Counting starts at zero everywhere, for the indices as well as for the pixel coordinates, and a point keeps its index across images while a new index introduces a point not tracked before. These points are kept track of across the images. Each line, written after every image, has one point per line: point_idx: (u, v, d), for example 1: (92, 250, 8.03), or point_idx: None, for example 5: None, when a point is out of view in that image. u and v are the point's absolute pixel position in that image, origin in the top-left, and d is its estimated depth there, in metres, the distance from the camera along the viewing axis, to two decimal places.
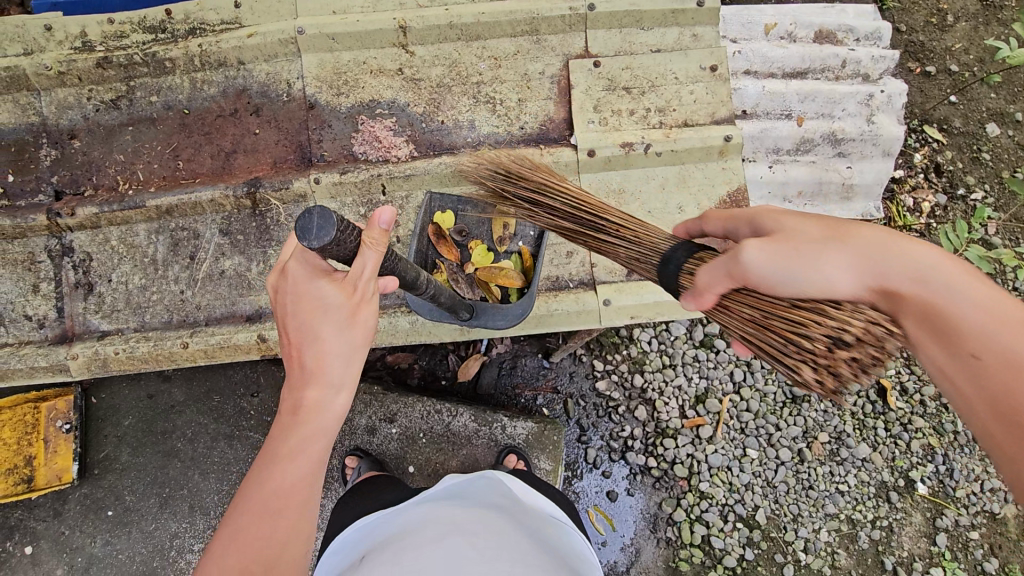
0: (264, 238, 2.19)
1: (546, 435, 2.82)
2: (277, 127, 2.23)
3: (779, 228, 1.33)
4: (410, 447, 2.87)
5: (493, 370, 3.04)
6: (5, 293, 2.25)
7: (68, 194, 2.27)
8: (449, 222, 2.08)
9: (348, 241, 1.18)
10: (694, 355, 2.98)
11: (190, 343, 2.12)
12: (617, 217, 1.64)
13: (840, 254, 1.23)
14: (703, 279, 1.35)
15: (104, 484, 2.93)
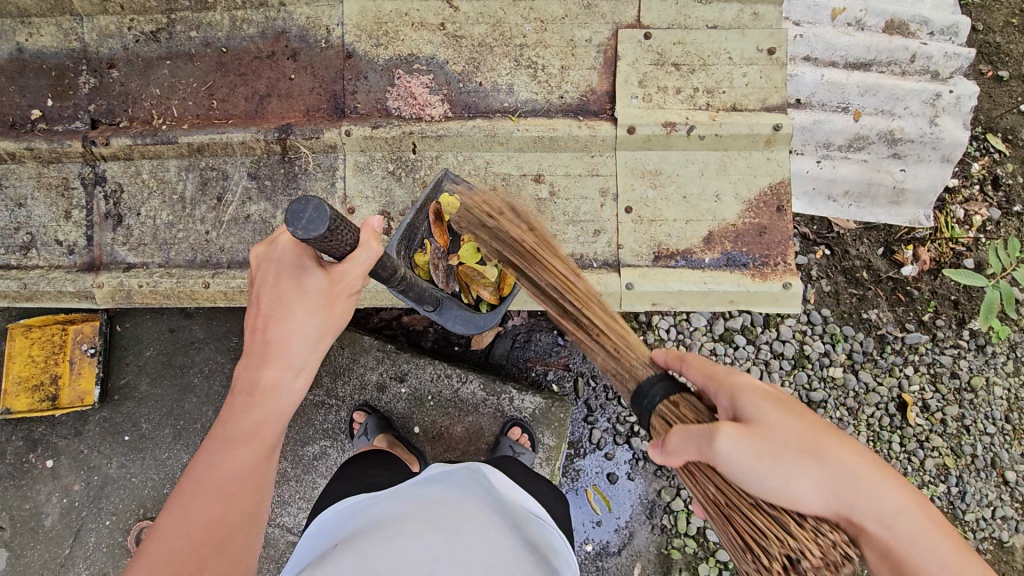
0: (291, 186, 2.17)
1: (552, 412, 2.87)
2: (313, 73, 2.16)
3: (762, 416, 1.25)
4: (417, 408, 2.95)
5: (506, 342, 3.04)
6: (40, 217, 2.31)
7: (103, 125, 2.27)
8: (451, 207, 1.93)
9: (339, 235, 1.19)
10: (712, 349, 2.94)
11: (211, 283, 2.16)
12: (599, 319, 1.69)
13: (807, 465, 1.19)
14: (676, 444, 1.28)
15: (123, 409, 3.04)
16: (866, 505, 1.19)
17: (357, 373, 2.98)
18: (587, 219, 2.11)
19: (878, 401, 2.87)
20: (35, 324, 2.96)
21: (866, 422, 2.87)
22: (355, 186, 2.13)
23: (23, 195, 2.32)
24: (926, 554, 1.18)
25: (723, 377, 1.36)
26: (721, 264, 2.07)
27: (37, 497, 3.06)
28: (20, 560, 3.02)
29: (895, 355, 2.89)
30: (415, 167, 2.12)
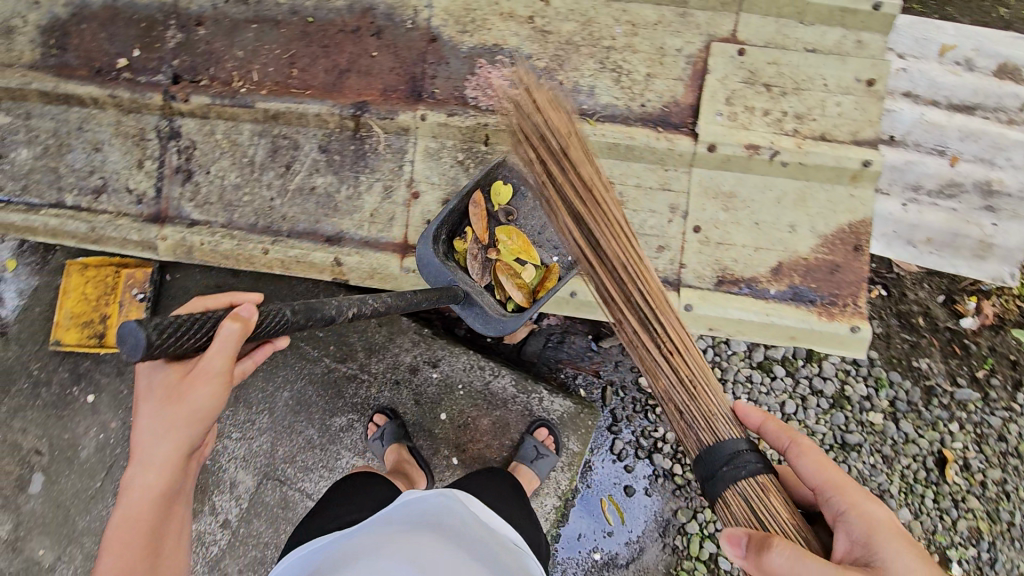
0: (359, 163, 2.17)
1: (579, 418, 3.08)
2: (395, 53, 2.13)
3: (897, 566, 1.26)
4: (448, 395, 3.23)
5: (540, 342, 3.25)
6: (113, 163, 2.37)
7: (184, 80, 2.28)
8: (503, 196, 2.03)
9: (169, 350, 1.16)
10: (748, 376, 2.85)
11: (270, 250, 2.22)
12: (676, 337, 1.63)
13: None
14: (781, 564, 1.27)
15: None
16: None
17: (392, 352, 3.25)
18: (651, 233, 2.05)
19: (916, 454, 2.76)
20: (91, 265, 3.21)
21: (900, 473, 2.76)
22: (423, 170, 2.13)
23: (100, 140, 2.37)
24: None
25: (862, 509, 1.35)
26: (786, 297, 2.00)
27: (77, 428, 3.26)
28: (55, 486, 3.21)
29: (942, 409, 2.78)
30: (485, 159, 2.10)
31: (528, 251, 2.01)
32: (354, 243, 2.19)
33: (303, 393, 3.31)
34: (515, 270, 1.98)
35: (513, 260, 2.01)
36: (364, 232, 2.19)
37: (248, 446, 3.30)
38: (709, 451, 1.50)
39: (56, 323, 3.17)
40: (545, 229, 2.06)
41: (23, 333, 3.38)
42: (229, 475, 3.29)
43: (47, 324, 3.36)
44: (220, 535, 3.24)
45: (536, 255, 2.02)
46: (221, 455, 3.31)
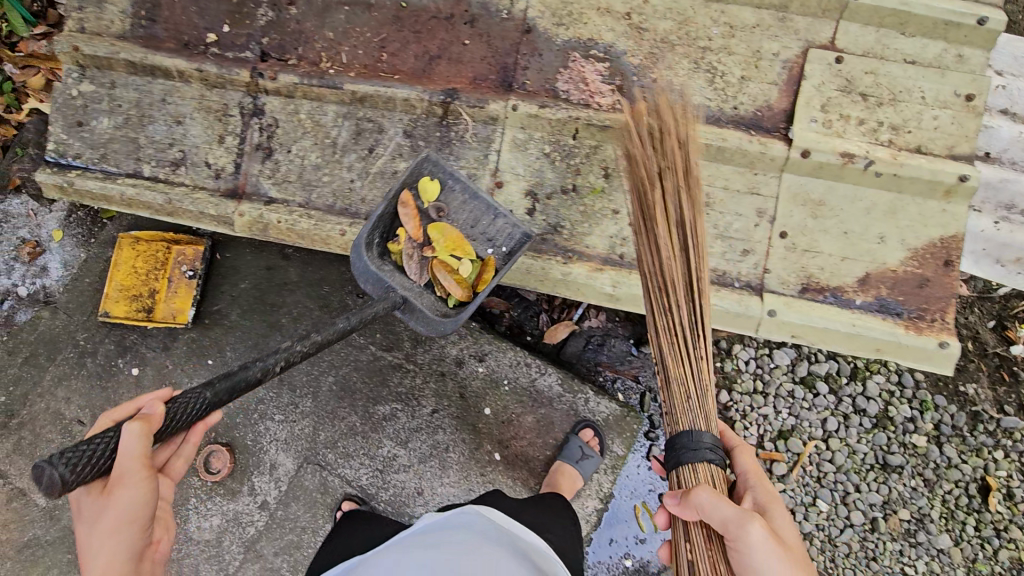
0: (443, 150, 2.17)
1: (625, 420, 3.20)
2: (487, 42, 2.13)
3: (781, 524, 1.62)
4: (492, 391, 3.27)
5: (580, 343, 3.45)
6: (194, 137, 2.39)
7: (272, 59, 2.30)
8: (431, 192, 2.06)
9: (87, 468, 1.45)
10: (792, 390, 2.97)
11: (348, 232, 2.24)
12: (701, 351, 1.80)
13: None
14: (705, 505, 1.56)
15: (210, 334, 3.41)
16: None
17: (439, 345, 3.32)
18: (736, 236, 2.03)
19: (959, 479, 2.85)
20: (142, 240, 3.32)
21: (941, 498, 2.86)
22: (508, 161, 2.13)
23: (182, 113, 2.39)
24: None
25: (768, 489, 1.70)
26: (871, 308, 1.98)
27: (120, 399, 3.38)
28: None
29: (987, 437, 2.87)
30: (571, 153, 2.10)
31: (462, 247, 2.07)
32: None
33: (346, 378, 3.33)
34: (452, 268, 2.05)
35: (447, 256, 2.08)
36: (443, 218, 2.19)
37: (289, 429, 3.29)
38: (688, 436, 1.70)
39: (105, 295, 3.28)
40: (477, 222, 2.10)
41: (72, 303, 3.47)
42: (269, 456, 3.27)
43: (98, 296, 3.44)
44: (257, 516, 3.22)
45: (471, 250, 2.08)
46: (263, 437, 3.28)
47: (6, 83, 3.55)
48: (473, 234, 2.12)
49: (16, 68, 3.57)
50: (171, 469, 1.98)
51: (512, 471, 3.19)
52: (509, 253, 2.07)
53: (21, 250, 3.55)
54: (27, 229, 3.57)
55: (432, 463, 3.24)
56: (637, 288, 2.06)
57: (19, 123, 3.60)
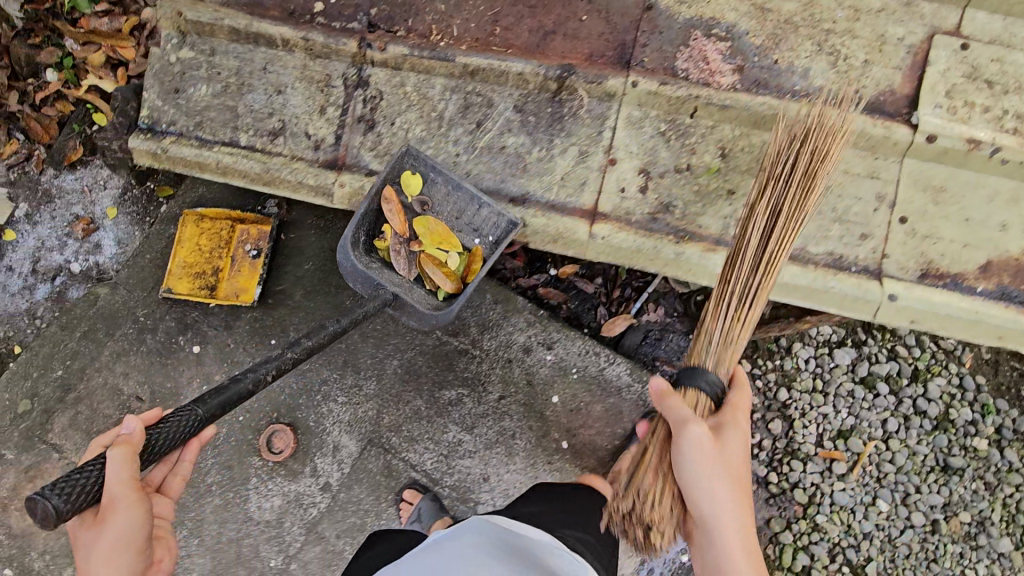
0: (555, 126, 2.15)
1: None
2: (606, 19, 2.12)
3: (726, 442, 1.77)
4: (559, 377, 3.25)
5: (637, 334, 3.55)
6: (294, 107, 2.36)
7: (381, 30, 2.29)
8: (414, 187, 2.21)
9: (80, 496, 1.69)
10: (852, 391, 3.60)
11: (453, 203, 2.21)
12: (737, 319, 1.88)
13: (729, 497, 1.75)
14: (670, 403, 1.80)
15: (274, 315, 3.37)
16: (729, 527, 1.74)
17: (507, 330, 3.28)
18: (855, 220, 2.00)
19: (1015, 483, 3.49)
20: (207, 217, 3.36)
21: (998, 502, 3.48)
22: (623, 138, 2.11)
23: (283, 83, 2.37)
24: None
25: (739, 421, 1.81)
26: (993, 296, 1.97)
27: (179, 378, 3.32)
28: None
29: None
30: (687, 132, 2.08)
31: (447, 240, 2.23)
32: (540, 205, 2.17)
33: (411, 362, 3.29)
34: (440, 261, 2.21)
35: (434, 250, 2.24)
36: (551, 195, 2.17)
37: (352, 411, 3.25)
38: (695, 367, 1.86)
39: (168, 271, 3.29)
40: (461, 213, 2.24)
41: (132, 278, 3.42)
42: (332, 438, 3.23)
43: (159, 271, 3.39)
44: (319, 498, 3.18)
45: (457, 243, 2.24)
46: (325, 419, 3.24)
47: (68, 59, 3.60)
48: (459, 225, 2.27)
49: (77, 44, 3.59)
50: (167, 488, 2.13)
51: (580, 460, 3.18)
52: (495, 242, 2.21)
53: (75, 226, 3.59)
54: (81, 206, 3.60)
55: (498, 450, 3.21)
56: None
57: (77, 99, 3.64)
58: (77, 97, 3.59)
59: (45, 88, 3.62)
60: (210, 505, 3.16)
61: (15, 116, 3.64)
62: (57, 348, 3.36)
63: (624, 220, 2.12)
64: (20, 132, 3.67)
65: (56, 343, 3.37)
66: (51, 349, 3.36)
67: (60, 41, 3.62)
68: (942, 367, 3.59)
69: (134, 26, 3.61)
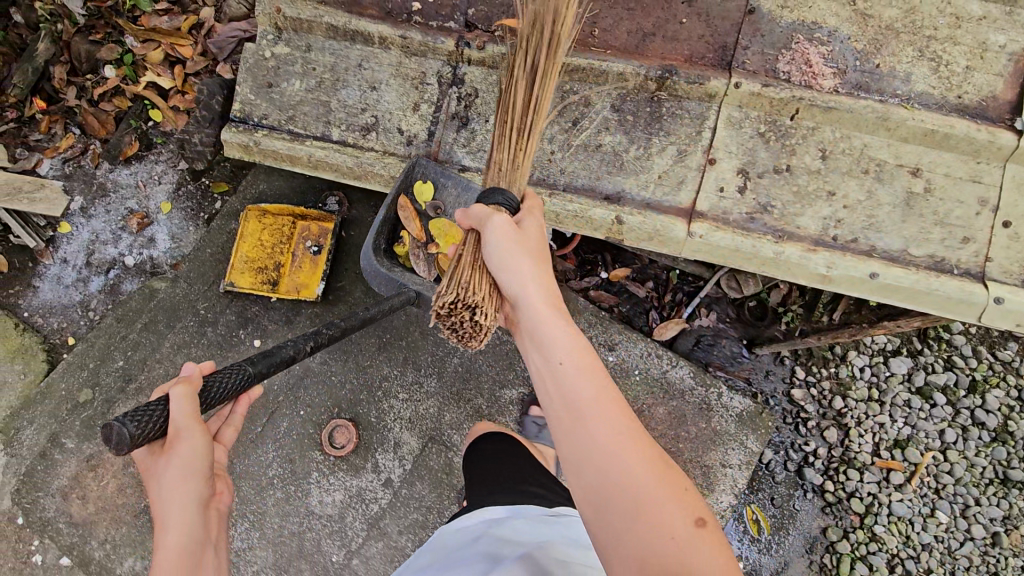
0: (653, 126, 2.18)
1: (759, 417, 3.17)
2: (706, 22, 2.14)
3: (525, 229, 1.70)
4: (622, 379, 3.26)
5: (691, 339, 3.60)
6: (388, 104, 2.40)
7: (478, 30, 2.33)
8: (426, 193, 2.33)
9: (150, 422, 1.48)
10: (908, 400, 3.60)
11: (547, 202, 2.23)
12: (513, 152, 1.83)
13: (536, 280, 1.62)
14: (470, 211, 1.72)
15: (334, 310, 3.36)
16: (552, 309, 1.59)
17: None
18: (956, 224, 2.02)
19: None
20: (269, 212, 3.35)
21: None
22: (723, 138, 2.13)
23: (378, 79, 2.40)
24: (574, 369, 1.48)
25: (535, 218, 1.75)
26: None
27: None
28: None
29: None
30: (788, 133, 2.10)
31: (462, 239, 2.31)
32: (636, 203, 2.20)
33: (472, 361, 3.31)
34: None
35: (450, 250, 2.33)
36: (648, 193, 2.19)
37: (414, 408, 3.27)
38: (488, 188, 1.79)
39: (231, 265, 3.28)
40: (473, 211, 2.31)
41: (193, 272, 3.42)
42: (394, 434, 3.25)
43: (220, 265, 3.39)
44: (381, 494, 3.19)
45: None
46: (386, 416, 3.27)
47: (128, 56, 3.57)
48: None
49: (138, 42, 3.58)
50: (222, 437, 1.94)
51: None
52: None
53: (129, 220, 3.60)
54: (135, 200, 3.62)
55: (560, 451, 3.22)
56: (854, 270, 2.03)
57: (135, 94, 3.64)
58: (135, 93, 3.60)
59: (103, 84, 3.60)
60: (271, 498, 3.18)
61: (73, 111, 3.63)
62: (114, 340, 3.34)
63: (720, 221, 2.13)
64: (77, 126, 3.66)
65: (113, 334, 3.35)
66: (109, 342, 3.33)
67: (120, 38, 3.60)
68: (1000, 379, 3.59)
69: (193, 25, 3.60)
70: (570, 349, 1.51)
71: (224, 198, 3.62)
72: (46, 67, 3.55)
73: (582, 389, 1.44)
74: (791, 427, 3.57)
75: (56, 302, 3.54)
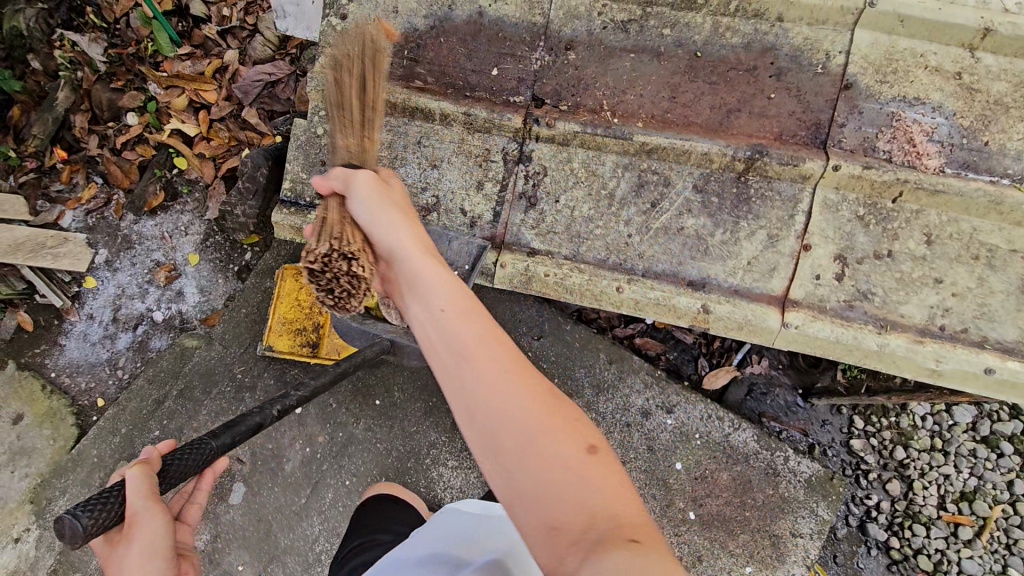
0: (741, 207, 2.05)
1: (830, 483, 3.04)
2: (798, 97, 2.03)
3: (390, 190, 1.58)
4: (682, 443, 3.07)
5: (743, 389, 3.39)
6: (452, 183, 2.25)
7: (546, 105, 2.19)
8: None
9: (106, 513, 1.38)
10: (973, 450, 3.36)
11: (624, 288, 2.10)
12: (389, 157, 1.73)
13: (406, 229, 1.45)
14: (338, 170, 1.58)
15: (378, 373, 3.08)
16: (422, 259, 1.37)
17: (622, 393, 3.10)
18: None
19: None
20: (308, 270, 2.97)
21: None
22: (819, 223, 2.00)
23: (439, 156, 2.26)
24: (448, 307, 1.25)
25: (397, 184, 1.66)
26: None
27: (281, 439, 3.02)
28: (255, 499, 2.95)
29: None
30: (889, 217, 1.97)
31: None
32: (720, 289, 2.06)
33: None
34: None
35: None
36: (736, 279, 2.05)
37: (464, 476, 3.03)
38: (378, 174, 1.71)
39: (269, 327, 2.97)
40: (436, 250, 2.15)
41: (228, 332, 3.13)
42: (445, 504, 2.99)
43: (257, 326, 3.10)
44: None
45: None
46: (434, 486, 3.00)
47: (151, 102, 3.40)
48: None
49: (161, 88, 3.41)
50: (185, 517, 1.86)
51: (708, 533, 2.98)
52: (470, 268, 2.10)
53: (156, 273, 3.33)
54: (162, 251, 3.35)
55: None
56: (967, 365, 1.90)
57: (159, 142, 3.43)
58: (159, 140, 3.40)
59: (126, 132, 3.40)
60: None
61: (95, 160, 3.40)
62: (147, 404, 3.02)
63: (817, 310, 2.00)
64: (99, 175, 3.41)
65: (145, 398, 3.03)
66: (140, 406, 3.01)
67: (143, 85, 3.43)
68: None
69: (217, 68, 3.46)
70: (453, 297, 1.26)
71: (254, 250, 3.35)
72: (67, 116, 3.38)
73: (463, 329, 1.21)
74: (851, 481, 3.31)
75: (83, 360, 3.23)
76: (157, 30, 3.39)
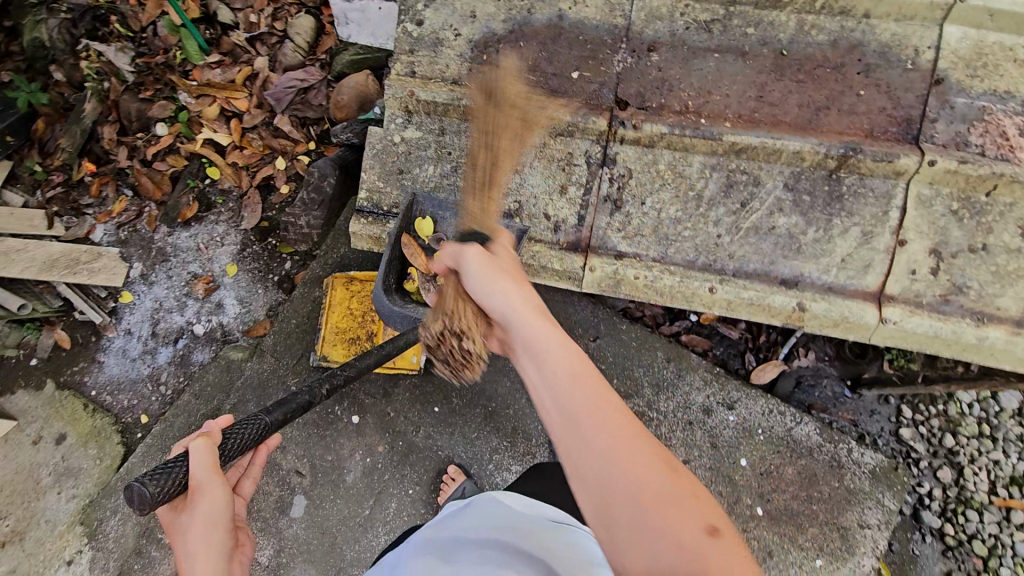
0: (833, 205, 2.05)
1: (894, 474, 2.83)
2: (887, 93, 2.05)
3: (498, 253, 1.48)
4: (745, 440, 2.86)
5: (790, 381, 3.20)
6: (534, 187, 2.21)
7: (631, 106, 2.17)
8: (426, 229, 2.17)
9: (171, 483, 1.36)
10: (1019, 434, 3.24)
11: (718, 289, 2.08)
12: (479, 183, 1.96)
13: (518, 293, 1.25)
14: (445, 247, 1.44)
15: (435, 380, 2.90)
16: (519, 320, 1.19)
17: (683, 391, 2.91)
18: None
19: None
20: (357, 277, 2.82)
21: None
22: (913, 218, 2.01)
23: (521, 162, 2.22)
24: (567, 376, 1.07)
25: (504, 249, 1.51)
26: None
27: (340, 450, 2.81)
28: (318, 511, 2.73)
29: None
30: (983, 211, 1.98)
31: None
32: (814, 287, 2.06)
33: None
34: None
35: None
36: (830, 276, 2.05)
37: None
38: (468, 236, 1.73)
39: (320, 337, 2.75)
40: None
41: (279, 343, 2.86)
42: None
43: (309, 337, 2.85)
44: None
45: None
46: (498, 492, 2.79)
47: (182, 112, 3.25)
48: None
49: (192, 97, 3.26)
50: (241, 491, 1.73)
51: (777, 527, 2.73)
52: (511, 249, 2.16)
53: (194, 286, 3.12)
54: (199, 263, 3.15)
55: None
56: None
57: (191, 152, 3.27)
58: (193, 151, 3.23)
59: (156, 143, 3.23)
60: None
61: (125, 172, 3.24)
62: (194, 420, 2.79)
63: (915, 304, 2.01)
64: (130, 188, 3.25)
65: (192, 413, 2.80)
66: (188, 422, 2.79)
67: (172, 95, 3.29)
68: None
69: (248, 76, 3.33)
70: (568, 355, 1.10)
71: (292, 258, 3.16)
72: (94, 128, 3.23)
73: (582, 399, 1.04)
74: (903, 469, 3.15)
75: (123, 377, 3.01)
76: (185, 37, 3.30)
